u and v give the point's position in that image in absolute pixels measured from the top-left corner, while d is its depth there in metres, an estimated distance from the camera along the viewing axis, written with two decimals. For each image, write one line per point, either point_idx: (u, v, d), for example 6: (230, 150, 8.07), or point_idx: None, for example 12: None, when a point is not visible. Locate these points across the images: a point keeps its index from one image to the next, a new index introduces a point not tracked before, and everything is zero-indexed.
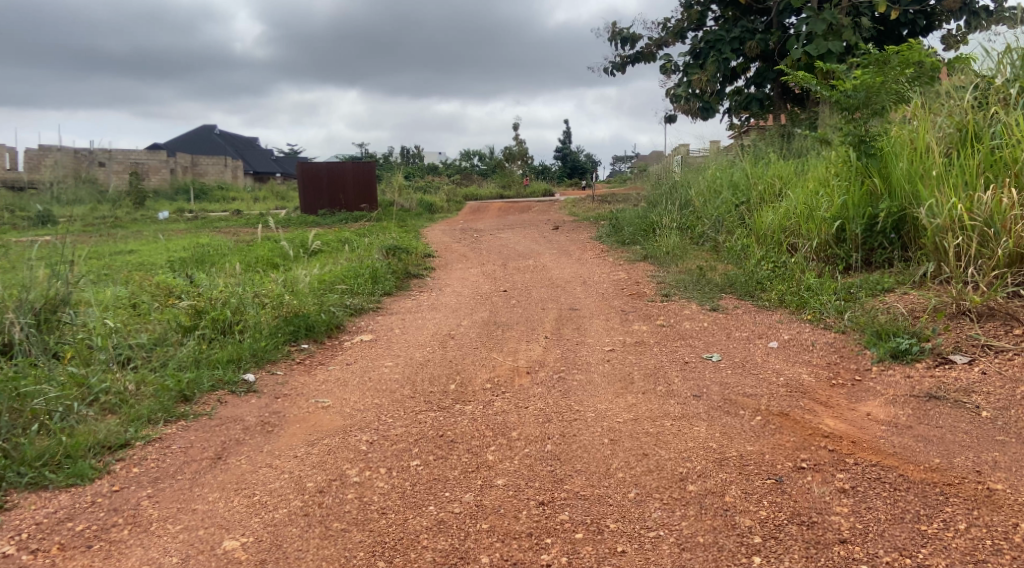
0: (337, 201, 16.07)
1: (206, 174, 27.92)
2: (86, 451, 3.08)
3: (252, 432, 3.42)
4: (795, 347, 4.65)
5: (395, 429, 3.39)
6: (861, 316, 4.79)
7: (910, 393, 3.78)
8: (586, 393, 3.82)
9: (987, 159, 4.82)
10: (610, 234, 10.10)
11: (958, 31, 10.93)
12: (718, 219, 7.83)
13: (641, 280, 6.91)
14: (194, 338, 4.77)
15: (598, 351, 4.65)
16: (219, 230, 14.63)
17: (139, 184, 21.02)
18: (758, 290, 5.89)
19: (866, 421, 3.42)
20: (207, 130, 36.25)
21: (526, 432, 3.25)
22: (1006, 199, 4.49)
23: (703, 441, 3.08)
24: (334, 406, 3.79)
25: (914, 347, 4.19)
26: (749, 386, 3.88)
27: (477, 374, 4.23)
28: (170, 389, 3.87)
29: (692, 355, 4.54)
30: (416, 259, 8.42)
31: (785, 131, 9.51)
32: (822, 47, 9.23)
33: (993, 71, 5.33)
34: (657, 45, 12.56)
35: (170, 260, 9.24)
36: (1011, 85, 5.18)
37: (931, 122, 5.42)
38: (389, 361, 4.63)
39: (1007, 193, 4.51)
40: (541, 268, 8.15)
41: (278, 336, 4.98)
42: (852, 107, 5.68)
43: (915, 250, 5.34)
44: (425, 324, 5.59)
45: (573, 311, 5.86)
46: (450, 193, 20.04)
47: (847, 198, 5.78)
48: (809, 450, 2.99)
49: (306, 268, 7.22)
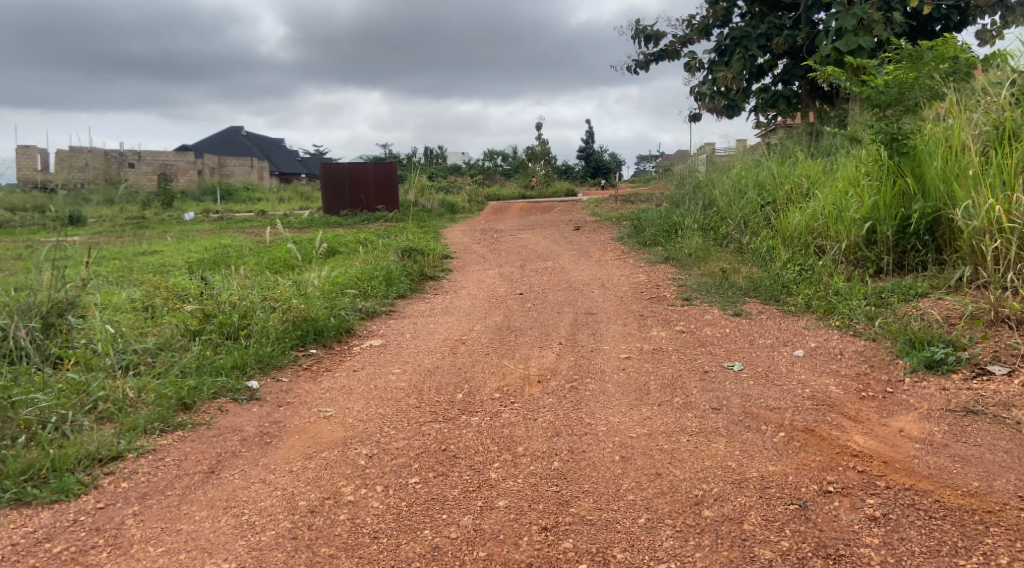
0: (358, 202, 16.01)
1: (231, 175, 28.09)
2: (75, 464, 2.97)
3: (249, 444, 3.28)
4: (821, 355, 4.42)
5: (397, 442, 3.23)
6: (893, 323, 4.55)
7: (946, 407, 3.55)
8: (599, 404, 3.64)
9: None
10: (632, 234, 9.89)
11: (993, 27, 10.57)
12: (742, 221, 7.58)
13: (661, 283, 6.70)
14: (200, 343, 4.66)
15: (614, 359, 4.47)
16: (241, 230, 14.66)
17: (165, 185, 21.20)
18: (783, 294, 5.66)
19: (898, 438, 3.21)
20: (233, 131, 36.54)
21: (534, 447, 3.08)
22: None
23: (721, 460, 2.89)
24: (336, 416, 3.64)
25: (950, 357, 3.96)
26: (772, 399, 3.67)
27: (486, 383, 4.06)
28: (170, 397, 3.74)
29: (712, 363, 4.34)
30: (433, 260, 8.28)
31: (812, 130, 9.23)
32: (852, 43, 8.95)
33: None
34: (682, 42, 12.32)
35: (189, 261, 9.21)
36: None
37: (966, 119, 5.16)
38: (397, 367, 4.48)
39: None
40: (560, 271, 7.98)
41: (285, 341, 4.85)
42: (883, 103, 5.44)
43: (950, 253, 5.09)
44: (437, 328, 5.44)
45: (589, 315, 5.68)
46: (472, 193, 19.91)
47: (878, 198, 5.52)
48: (836, 472, 2.78)
49: (321, 270, 7.11)
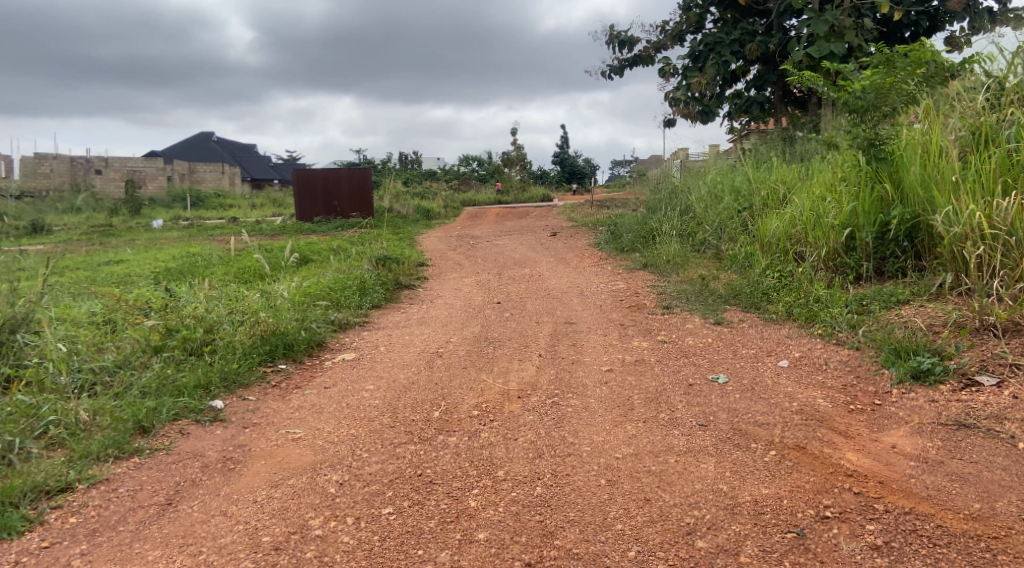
0: (332, 208, 15.75)
1: (202, 181, 27.63)
2: (19, 497, 2.77)
3: (211, 471, 3.08)
4: (807, 366, 4.30)
5: (369, 467, 3.05)
6: (877, 332, 4.44)
7: (937, 421, 3.45)
8: (581, 422, 3.48)
9: (1004, 163, 4.52)
10: (608, 240, 9.75)
11: (961, 33, 10.62)
12: (720, 227, 7.48)
13: (640, 291, 6.57)
14: (161, 360, 4.43)
15: (595, 372, 4.31)
16: (211, 237, 14.40)
17: (133, 194, 20.80)
18: (763, 302, 5.55)
19: (891, 455, 3.09)
20: (205, 138, 36.03)
21: (514, 470, 2.92)
22: None
23: (711, 482, 2.77)
24: (305, 438, 3.45)
25: (937, 367, 3.86)
26: (760, 414, 3.54)
27: (463, 400, 3.89)
28: (126, 420, 3.52)
29: (697, 376, 4.20)
30: (407, 268, 8.10)
31: (786, 135, 9.19)
32: (824, 49, 8.92)
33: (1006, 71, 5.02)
34: (656, 47, 12.27)
35: (156, 271, 8.94)
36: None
37: (943, 125, 5.11)
38: (370, 384, 4.29)
39: None
40: (538, 277, 7.85)
41: (252, 357, 4.64)
42: (862, 108, 5.33)
43: (930, 260, 5.02)
44: (413, 341, 5.25)
45: (569, 324, 5.53)
46: (448, 199, 19.73)
47: (856, 204, 5.44)
48: (832, 495, 2.68)
49: (292, 280, 6.90)
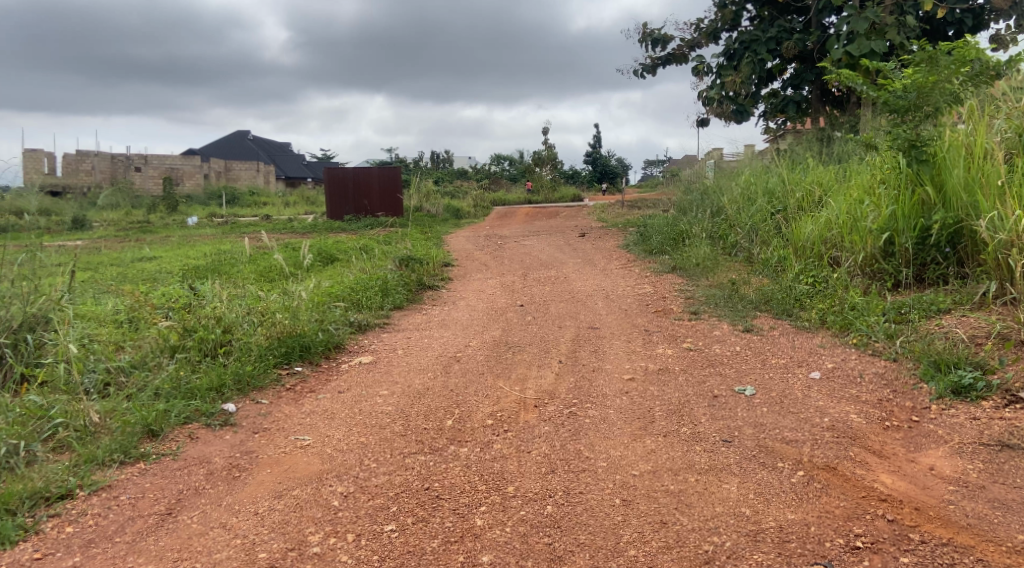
0: (362, 207, 15.75)
1: (237, 179, 27.90)
2: (18, 503, 2.77)
3: (214, 479, 3.00)
4: (839, 379, 4.09)
5: (376, 479, 2.95)
6: (915, 343, 4.22)
7: (979, 441, 3.25)
8: (599, 435, 3.34)
9: None
10: (637, 242, 9.56)
11: (1007, 32, 10.22)
12: (752, 229, 7.25)
13: (668, 295, 6.39)
14: (177, 361, 4.35)
15: (616, 381, 4.16)
16: (242, 235, 14.50)
17: (169, 191, 21.11)
18: (795, 309, 5.34)
19: (929, 477, 2.90)
20: (241, 136, 36.45)
21: (525, 486, 2.83)
22: None
23: (733, 506, 2.65)
24: (314, 446, 3.36)
25: (979, 383, 3.65)
26: (789, 430, 3.35)
27: (478, 408, 3.76)
28: (135, 424, 3.45)
29: (721, 387, 4.02)
30: (431, 268, 8.00)
31: (823, 135, 8.92)
32: (864, 48, 8.64)
33: None
34: (690, 46, 12.03)
35: (184, 269, 8.98)
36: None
37: (987, 125, 5.01)
38: (384, 389, 4.18)
39: None
40: (563, 279, 7.72)
41: (267, 359, 4.56)
42: (902, 108, 5.11)
43: (974, 267, 4.78)
44: (431, 344, 5.14)
45: (592, 330, 5.38)
46: (479, 198, 19.63)
47: (895, 207, 5.20)
48: (863, 521, 2.54)
49: (315, 281, 6.85)
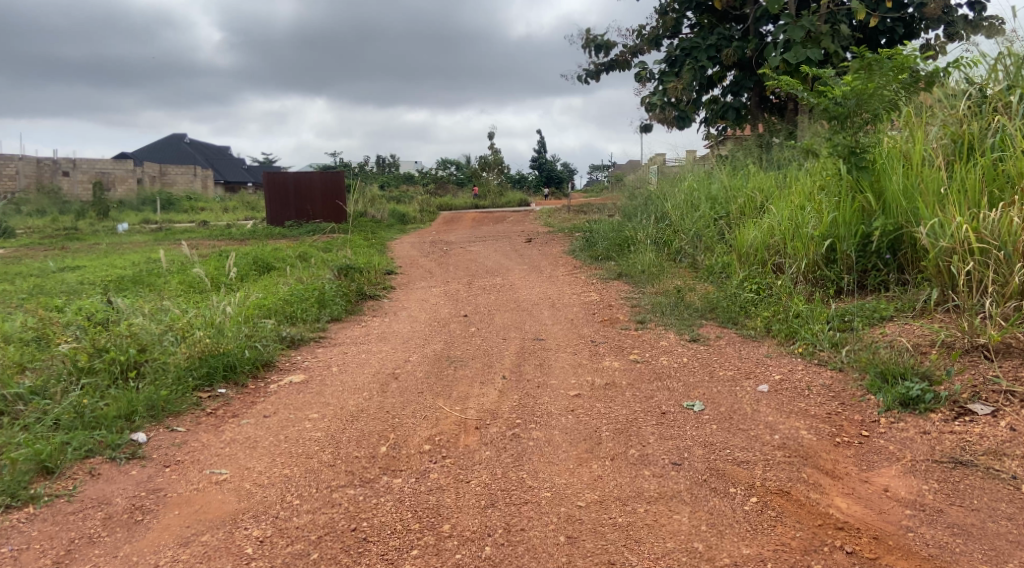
0: (303, 212, 15.30)
1: (173, 183, 26.93)
2: None
3: (112, 525, 2.79)
4: (788, 392, 3.96)
5: (297, 519, 2.75)
6: (861, 352, 4.12)
7: (932, 457, 3.16)
8: (543, 460, 3.13)
9: (987, 173, 4.28)
10: (583, 247, 9.40)
11: (936, 41, 10.44)
12: (696, 235, 7.16)
13: (613, 303, 6.24)
14: (83, 387, 3.98)
15: (562, 397, 3.97)
16: (176, 242, 13.92)
17: (100, 196, 20.25)
18: (741, 316, 5.23)
19: (883, 499, 2.78)
20: (177, 140, 35.28)
21: (462, 524, 2.67)
22: (1017, 218, 3.87)
23: (685, 540, 2.56)
24: (231, 480, 3.07)
25: (927, 394, 3.55)
26: (740, 450, 3.20)
27: (415, 432, 3.51)
28: (26, 461, 3.12)
29: (670, 403, 3.86)
30: (373, 277, 7.69)
31: (763, 141, 8.91)
32: (800, 55, 8.57)
33: (985, 78, 4.81)
34: (632, 52, 12.01)
35: (110, 278, 8.50)
36: (1009, 91, 4.63)
37: (924, 132, 4.86)
38: (315, 412, 3.89)
39: (1017, 209, 3.89)
40: (508, 287, 7.52)
41: (186, 381, 4.23)
42: (842, 115, 5.03)
43: (914, 273, 4.74)
44: (369, 360, 4.86)
45: (537, 341, 5.18)
46: (425, 202, 19.28)
47: (837, 214, 5.14)
48: (822, 555, 2.49)
49: (247, 293, 6.49)
